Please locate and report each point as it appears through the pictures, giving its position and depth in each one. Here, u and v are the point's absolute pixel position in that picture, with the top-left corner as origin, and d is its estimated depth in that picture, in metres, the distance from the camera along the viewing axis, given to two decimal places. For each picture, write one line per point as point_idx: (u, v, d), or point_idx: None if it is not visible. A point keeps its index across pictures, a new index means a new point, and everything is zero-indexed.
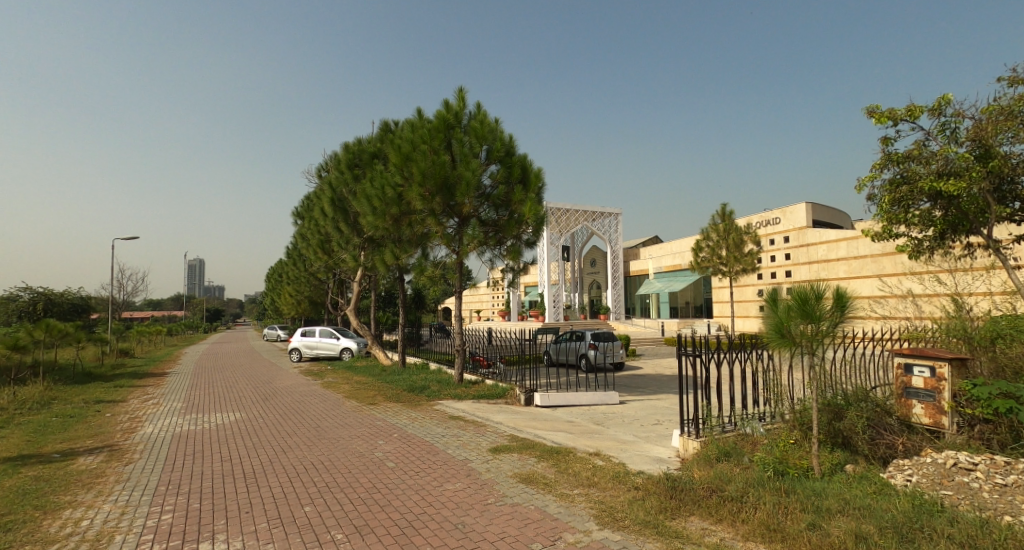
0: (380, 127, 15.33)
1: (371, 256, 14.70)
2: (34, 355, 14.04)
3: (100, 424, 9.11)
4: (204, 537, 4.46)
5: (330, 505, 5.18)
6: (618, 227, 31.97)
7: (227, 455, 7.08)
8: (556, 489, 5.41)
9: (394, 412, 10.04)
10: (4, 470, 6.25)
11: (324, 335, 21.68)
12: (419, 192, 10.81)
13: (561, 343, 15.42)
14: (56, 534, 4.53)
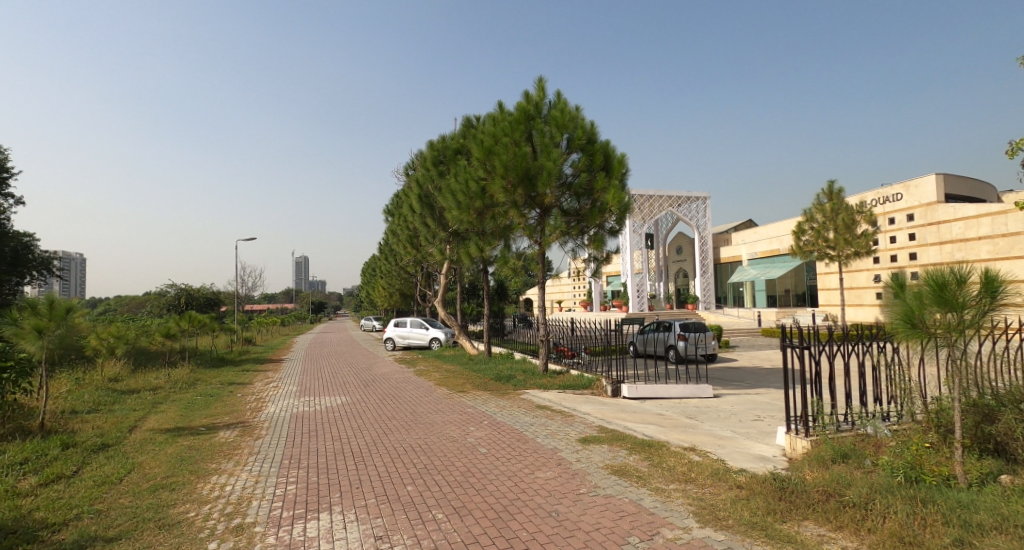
0: (463, 123, 15.74)
1: (457, 248, 15.12)
2: (180, 342, 16.06)
3: (233, 403, 10.25)
4: (324, 507, 4.88)
5: (429, 485, 5.45)
6: (707, 212, 30.11)
7: (337, 435, 7.68)
8: (650, 483, 5.30)
9: (483, 400, 10.32)
10: (164, 439, 7.24)
11: (415, 325, 22.70)
12: (502, 184, 10.96)
13: (648, 334, 15.05)
14: (208, 495, 5.18)
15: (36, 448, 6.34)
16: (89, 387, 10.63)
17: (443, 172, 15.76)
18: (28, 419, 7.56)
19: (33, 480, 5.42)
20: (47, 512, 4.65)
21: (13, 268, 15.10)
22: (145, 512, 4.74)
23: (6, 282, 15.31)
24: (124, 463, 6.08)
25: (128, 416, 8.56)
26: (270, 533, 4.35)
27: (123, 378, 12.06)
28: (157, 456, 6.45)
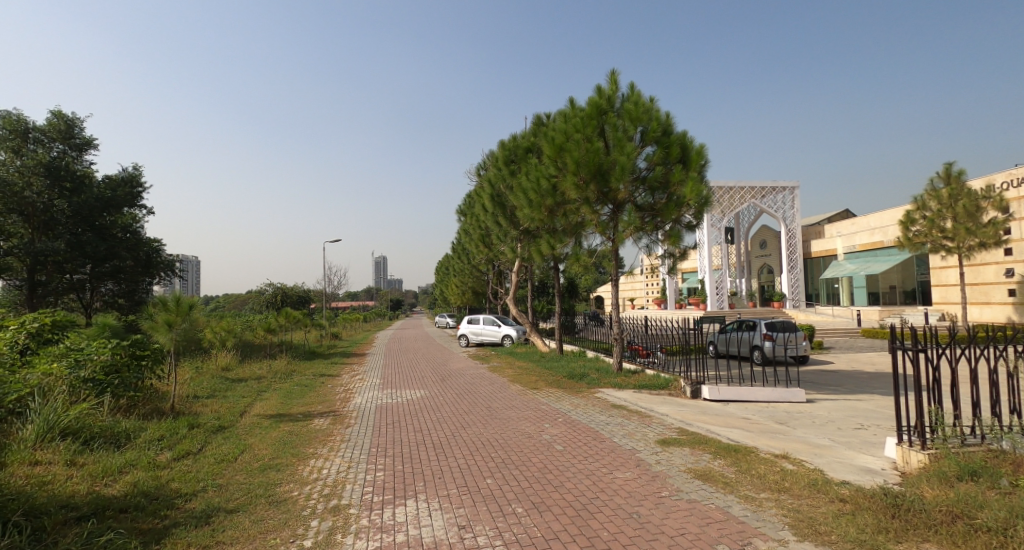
0: (533, 121, 15.78)
1: (528, 246, 15.16)
2: (278, 336, 17.36)
3: (325, 393, 10.92)
4: (410, 495, 5.06)
5: (508, 479, 5.51)
6: (795, 202, 28.15)
7: (419, 427, 7.96)
8: (738, 490, 5.03)
9: (557, 398, 10.27)
10: (268, 424, 7.85)
11: (488, 322, 23.03)
12: (574, 181, 10.81)
13: (730, 334, 14.36)
14: (308, 477, 5.54)
15: (167, 426, 7.10)
16: (206, 375, 11.77)
17: (514, 171, 15.79)
18: (161, 401, 8.49)
19: (167, 455, 6.07)
20: (179, 483, 5.19)
21: (146, 270, 17.03)
22: (258, 488, 5.16)
23: (142, 283, 17.36)
24: (238, 443, 6.65)
25: (238, 402, 9.36)
26: (363, 516, 4.58)
27: (232, 367, 13.27)
28: (264, 439, 7.00)
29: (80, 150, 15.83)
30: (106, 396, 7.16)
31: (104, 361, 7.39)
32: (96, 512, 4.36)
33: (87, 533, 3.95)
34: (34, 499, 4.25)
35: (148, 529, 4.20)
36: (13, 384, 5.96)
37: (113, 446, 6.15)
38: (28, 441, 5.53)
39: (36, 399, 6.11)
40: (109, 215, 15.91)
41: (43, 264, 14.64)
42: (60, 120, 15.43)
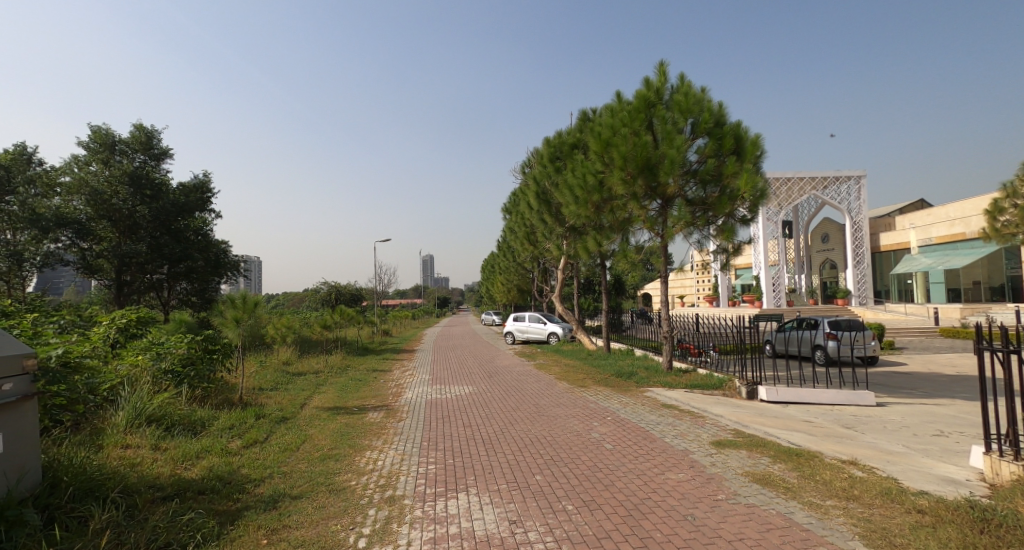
0: (579, 116, 15.61)
1: (574, 243, 15.01)
2: (334, 332, 18.00)
3: (378, 388, 11.22)
4: (461, 488, 5.10)
5: (558, 476, 5.46)
6: (860, 193, 26.53)
7: (468, 422, 8.04)
8: (802, 496, 4.78)
9: (605, 396, 10.12)
10: (326, 416, 8.14)
11: (534, 319, 22.99)
12: (621, 176, 10.60)
13: (789, 333, 13.73)
14: (364, 467, 5.70)
15: (237, 416, 7.48)
16: (269, 368, 12.39)
17: (559, 168, 15.61)
18: (231, 392, 8.99)
19: (237, 442, 6.40)
20: (249, 469, 5.46)
21: (215, 270, 18.05)
22: (319, 477, 5.36)
23: (212, 283, 18.42)
24: (300, 434, 6.93)
25: (298, 394, 9.76)
26: (417, 507, 4.66)
27: (292, 361, 13.88)
28: (323, 430, 7.26)
29: (158, 159, 16.81)
30: (183, 387, 7.65)
31: (182, 354, 7.89)
32: (178, 492, 4.65)
33: (172, 512, 4.22)
34: (126, 479, 4.59)
35: (224, 510, 4.44)
36: (105, 375, 6.46)
37: (191, 433, 6.54)
38: (119, 426, 5.98)
39: (125, 389, 6.58)
40: (181, 219, 16.95)
41: (127, 266, 15.78)
42: (141, 132, 16.46)
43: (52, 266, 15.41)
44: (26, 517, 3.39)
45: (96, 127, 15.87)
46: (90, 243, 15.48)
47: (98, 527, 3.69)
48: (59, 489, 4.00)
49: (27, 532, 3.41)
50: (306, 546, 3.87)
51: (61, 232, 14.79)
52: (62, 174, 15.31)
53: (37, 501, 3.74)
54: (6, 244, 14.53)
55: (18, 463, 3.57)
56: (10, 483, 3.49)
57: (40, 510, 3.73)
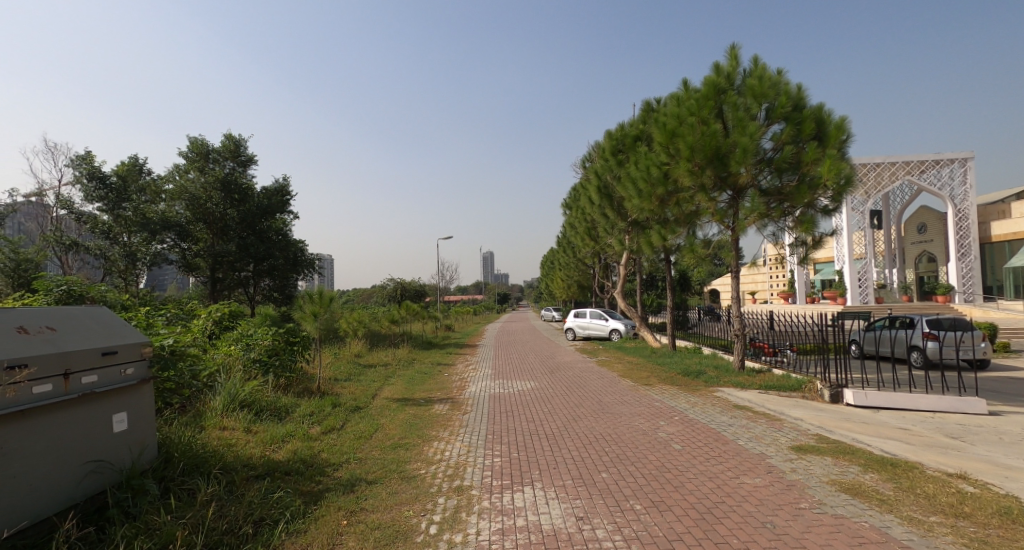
0: (642, 107, 15.14)
1: (637, 238, 14.56)
2: (400, 327, 18.57)
3: (442, 381, 11.43)
4: (527, 482, 5.06)
5: (624, 475, 5.28)
6: (966, 176, 23.94)
7: (532, 417, 8.00)
8: (900, 510, 4.35)
9: (672, 395, 9.75)
10: (395, 407, 8.36)
11: (595, 316, 22.61)
12: (688, 167, 10.12)
13: (879, 332, 12.65)
14: (433, 457, 5.79)
15: (316, 404, 7.84)
16: (342, 359, 12.99)
17: (621, 161, 15.17)
18: (310, 381, 9.48)
19: (316, 429, 6.70)
20: (328, 454, 5.69)
21: (295, 268, 19.14)
22: (391, 464, 5.51)
23: (292, 279, 19.54)
24: (372, 423, 7.16)
25: (369, 385, 10.13)
26: (484, 498, 4.66)
27: (363, 354, 14.46)
28: (393, 420, 7.46)
29: (245, 166, 17.97)
30: (269, 375, 8.14)
31: (268, 345, 8.41)
32: (268, 472, 4.93)
33: (264, 489, 4.46)
34: (224, 457, 4.91)
35: (309, 491, 4.65)
36: (204, 363, 6.99)
37: (277, 418, 6.93)
38: (217, 409, 6.43)
39: (221, 376, 7.08)
40: (264, 221, 18.04)
41: (219, 265, 17.07)
42: (230, 141, 17.62)
43: (158, 265, 16.90)
44: (146, 487, 3.74)
45: (192, 138, 17.13)
46: (189, 244, 16.86)
47: (204, 499, 3.96)
48: (172, 463, 4.35)
49: (149, 499, 3.75)
50: (381, 529, 3.97)
51: (166, 234, 16.19)
52: (166, 182, 16.75)
53: (154, 473, 4.11)
54: (122, 245, 15.93)
55: (139, 438, 3.94)
56: (133, 455, 3.88)
57: (157, 482, 4.08)
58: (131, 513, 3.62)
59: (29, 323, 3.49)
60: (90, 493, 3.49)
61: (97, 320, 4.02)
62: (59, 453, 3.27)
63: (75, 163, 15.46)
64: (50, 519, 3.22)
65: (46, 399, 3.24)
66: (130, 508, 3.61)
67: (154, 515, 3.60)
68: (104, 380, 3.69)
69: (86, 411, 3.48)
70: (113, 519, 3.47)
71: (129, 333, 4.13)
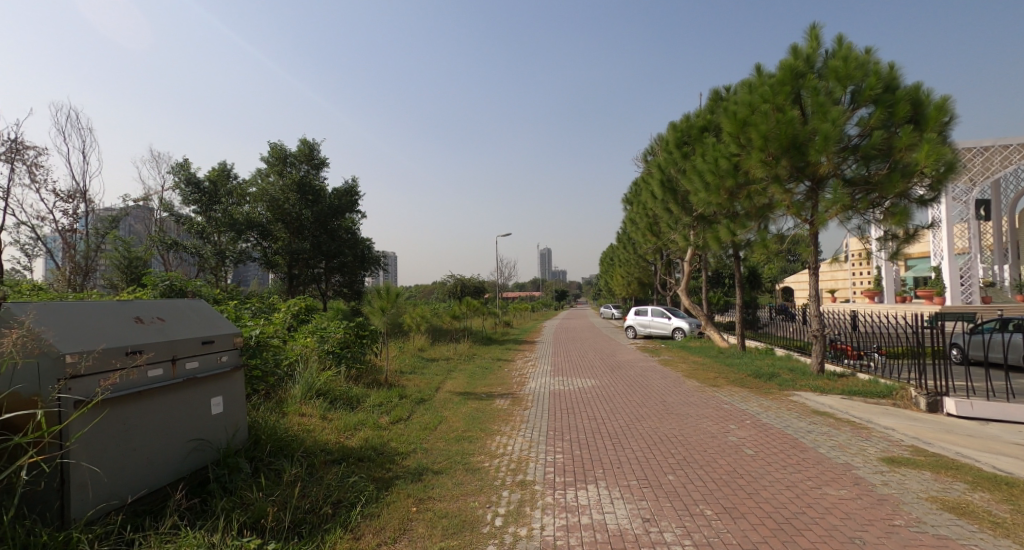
0: (710, 96, 14.48)
1: (702, 233, 13.92)
2: (461, 322, 18.86)
3: (502, 377, 11.47)
4: (589, 480, 4.93)
5: (693, 478, 5.03)
6: None
7: (593, 415, 7.84)
8: (1016, 535, 3.86)
9: (743, 397, 9.25)
10: (458, 400, 8.46)
11: (657, 314, 21.92)
12: (760, 158, 9.52)
13: (986, 336, 11.44)
14: (496, 450, 5.80)
15: (383, 395, 8.10)
16: (406, 353, 13.38)
17: (686, 154, 14.55)
18: (378, 373, 9.81)
19: (385, 418, 6.90)
20: (396, 443, 5.83)
21: (362, 264, 19.90)
22: (456, 455, 5.56)
23: (360, 275, 20.34)
24: (436, 415, 7.28)
25: (432, 378, 10.35)
26: (548, 494, 4.59)
27: (426, 348, 14.82)
28: (456, 413, 7.55)
29: (318, 169, 18.76)
30: (342, 366, 8.50)
31: (340, 337, 8.77)
32: (344, 457, 5.11)
33: (341, 473, 4.63)
34: (304, 442, 5.14)
35: (380, 477, 4.77)
36: (284, 352, 7.37)
37: (349, 407, 7.20)
38: (296, 397, 6.76)
39: (299, 365, 7.46)
40: (336, 219, 18.85)
41: (295, 262, 18.04)
42: (305, 145, 18.47)
43: (243, 262, 18.08)
44: (240, 465, 3.98)
45: (273, 143, 18.14)
46: (270, 242, 17.78)
47: (289, 479, 4.16)
48: (260, 444, 4.61)
49: (242, 476, 3.99)
50: (448, 518, 3.99)
51: (250, 233, 17.26)
52: (250, 185, 17.83)
53: (245, 453, 4.36)
54: (213, 244, 17.32)
55: (233, 421, 4.20)
56: (228, 436, 4.14)
57: (248, 461, 4.33)
58: (229, 487, 3.85)
59: (142, 314, 3.78)
60: (195, 468, 3.75)
61: (196, 311, 4.30)
62: (169, 430, 3.53)
63: (175, 170, 17.01)
64: (164, 489, 3.49)
65: (158, 383, 3.49)
66: (227, 484, 3.85)
67: (247, 491, 3.80)
68: (204, 365, 3.94)
69: (190, 393, 3.73)
70: (214, 492, 3.70)
71: (222, 323, 4.39)
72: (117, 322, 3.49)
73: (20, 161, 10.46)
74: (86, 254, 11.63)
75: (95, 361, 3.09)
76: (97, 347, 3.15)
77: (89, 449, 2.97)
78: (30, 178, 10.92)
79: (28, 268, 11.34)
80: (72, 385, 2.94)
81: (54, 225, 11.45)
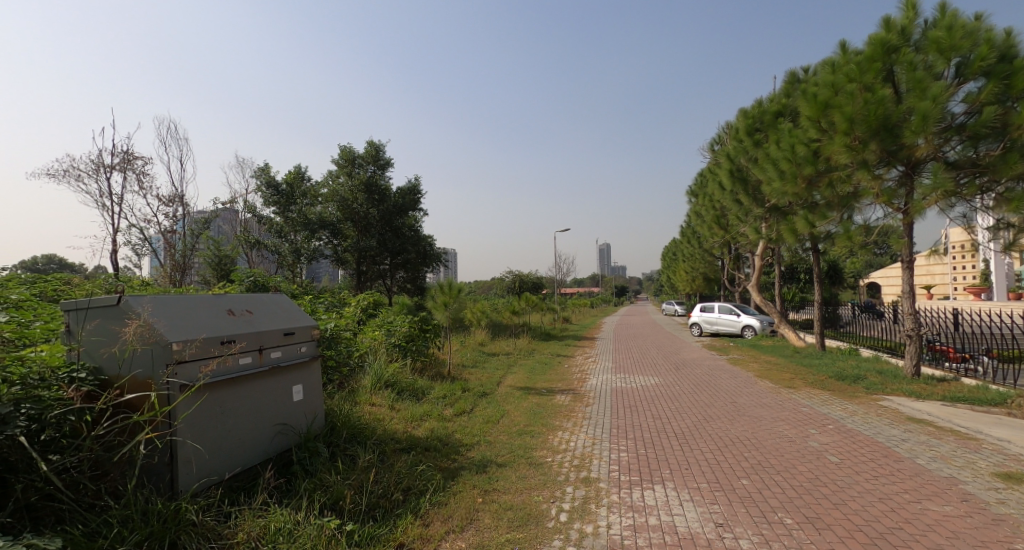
0: (786, 79, 13.68)
1: (776, 225, 13.20)
2: (521, 317, 19.00)
3: (563, 372, 11.45)
4: (656, 480, 4.84)
5: (770, 484, 4.81)
6: None
7: (658, 413, 7.67)
8: None
9: (823, 401, 8.70)
10: (519, 395, 8.54)
11: (724, 311, 21.04)
12: (845, 142, 8.92)
13: None
14: (558, 446, 5.81)
15: (447, 388, 8.31)
16: (467, 347, 13.66)
17: (758, 141, 13.81)
18: (441, 365, 10.09)
19: (449, 410, 7.08)
20: (461, 435, 5.97)
21: (425, 261, 20.48)
22: (519, 449, 5.62)
23: (423, 271, 20.97)
24: (498, 408, 7.37)
25: (493, 372, 10.52)
26: (613, 492, 4.55)
27: (487, 342, 15.06)
28: (518, 407, 7.63)
29: (384, 169, 19.44)
30: (407, 358, 8.82)
31: (405, 331, 9.09)
32: (412, 447, 5.30)
33: (411, 462, 4.81)
34: (376, 431, 5.37)
35: (446, 467, 4.92)
36: (354, 345, 7.73)
37: (415, 398, 7.45)
38: (366, 387, 7.08)
39: (369, 357, 7.80)
40: (400, 217, 19.51)
41: (363, 258, 18.88)
42: (372, 147, 19.16)
43: (317, 260, 18.96)
44: (319, 449, 4.23)
45: (343, 145, 19.00)
46: (340, 241, 18.64)
47: (364, 464, 4.38)
48: (337, 431, 4.86)
49: (321, 460, 4.24)
50: (513, 510, 4.05)
51: (322, 232, 18.18)
52: (322, 187, 18.79)
53: (323, 439, 4.62)
54: (290, 242, 18.29)
55: (312, 407, 4.47)
56: (308, 421, 4.41)
57: (326, 446, 4.59)
58: (310, 470, 4.11)
59: (233, 306, 4.08)
60: (280, 450, 4.03)
61: (278, 304, 4.59)
62: (258, 415, 3.81)
63: (257, 174, 18.15)
64: (254, 468, 3.77)
65: (248, 370, 3.77)
66: (309, 466, 4.10)
67: (327, 473, 4.04)
68: (287, 355, 4.21)
69: (274, 381, 4.01)
70: (297, 473, 3.96)
71: (302, 316, 4.66)
72: (213, 313, 3.80)
73: (131, 170, 11.60)
74: (184, 253, 12.70)
75: (197, 349, 3.39)
76: (198, 337, 3.44)
77: (192, 429, 3.27)
78: (138, 185, 12.08)
79: (136, 265, 12.58)
80: (178, 370, 3.24)
81: (158, 227, 12.61)
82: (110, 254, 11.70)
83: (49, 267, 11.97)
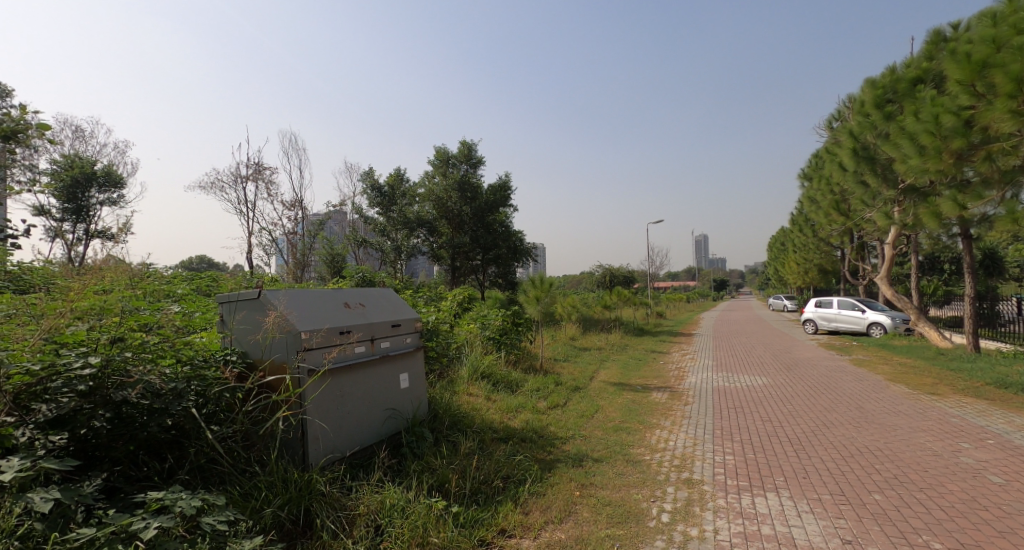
0: (930, 40, 12.04)
1: (912, 210, 11.76)
2: (612, 312, 18.74)
3: (658, 369, 11.13)
4: (769, 487, 4.58)
5: (908, 502, 4.36)
6: None
7: (764, 416, 7.22)
8: None
9: (977, 411, 7.64)
10: (613, 390, 8.47)
11: (845, 306, 19.17)
12: (1009, 106, 7.55)
13: None
14: (657, 445, 5.69)
15: (540, 380, 8.45)
16: (559, 340, 13.73)
17: (889, 113, 12.30)
18: (534, 358, 10.25)
19: (543, 403, 7.20)
20: (555, 428, 6.05)
21: (516, 256, 20.81)
22: (615, 445, 5.59)
23: (514, 266, 21.36)
24: (592, 403, 7.36)
25: (586, 367, 10.51)
26: (720, 496, 4.38)
27: (578, 337, 15.08)
28: (612, 403, 7.57)
29: (476, 167, 19.98)
30: (501, 351, 9.08)
31: (498, 324, 9.36)
32: (509, 437, 5.48)
33: (509, 451, 4.98)
34: (477, 421, 5.60)
35: (542, 459, 5.02)
36: (453, 337, 8.08)
37: (509, 390, 7.66)
38: (464, 377, 7.40)
39: (465, 349, 8.13)
40: (492, 214, 19.97)
41: (457, 255, 19.65)
42: (465, 146, 19.72)
43: (415, 256, 20.03)
44: (425, 434, 4.52)
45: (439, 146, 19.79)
46: (436, 238, 19.57)
47: (466, 451, 4.60)
48: (439, 419, 5.16)
49: (426, 444, 4.53)
50: (613, 507, 4.05)
51: (420, 231, 19.29)
52: (419, 187, 19.77)
53: (429, 426, 4.91)
54: (392, 240, 19.54)
55: (416, 394, 4.76)
56: (414, 407, 4.72)
57: (432, 432, 4.89)
58: (418, 453, 4.41)
59: (349, 299, 4.44)
60: (390, 433, 4.35)
61: (387, 298, 4.93)
62: (371, 399, 4.15)
63: (362, 178, 19.50)
64: (370, 447, 4.12)
65: (361, 357, 4.11)
66: (416, 449, 4.40)
67: (432, 457, 4.31)
68: (394, 345, 4.53)
69: (384, 368, 4.33)
70: (407, 455, 4.27)
71: (406, 309, 4.97)
72: (332, 305, 4.17)
73: (261, 179, 12.99)
74: (304, 252, 14.02)
75: (322, 338, 3.76)
76: (322, 327, 3.81)
77: (319, 409, 3.64)
78: (267, 193, 13.51)
79: (266, 264, 14.13)
80: (306, 356, 3.62)
81: (283, 229, 14.03)
82: (245, 255, 13.24)
83: (199, 267, 13.80)
